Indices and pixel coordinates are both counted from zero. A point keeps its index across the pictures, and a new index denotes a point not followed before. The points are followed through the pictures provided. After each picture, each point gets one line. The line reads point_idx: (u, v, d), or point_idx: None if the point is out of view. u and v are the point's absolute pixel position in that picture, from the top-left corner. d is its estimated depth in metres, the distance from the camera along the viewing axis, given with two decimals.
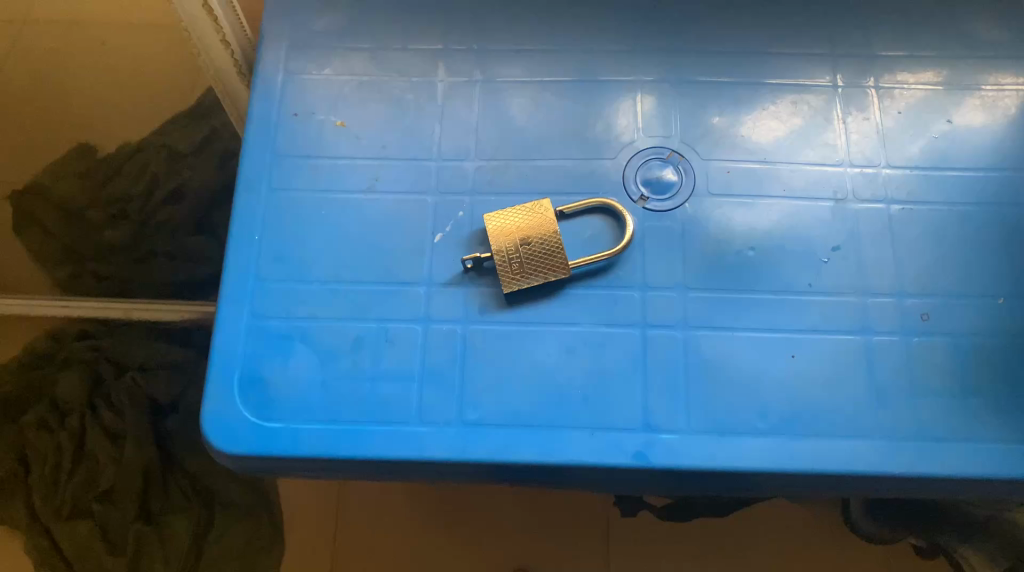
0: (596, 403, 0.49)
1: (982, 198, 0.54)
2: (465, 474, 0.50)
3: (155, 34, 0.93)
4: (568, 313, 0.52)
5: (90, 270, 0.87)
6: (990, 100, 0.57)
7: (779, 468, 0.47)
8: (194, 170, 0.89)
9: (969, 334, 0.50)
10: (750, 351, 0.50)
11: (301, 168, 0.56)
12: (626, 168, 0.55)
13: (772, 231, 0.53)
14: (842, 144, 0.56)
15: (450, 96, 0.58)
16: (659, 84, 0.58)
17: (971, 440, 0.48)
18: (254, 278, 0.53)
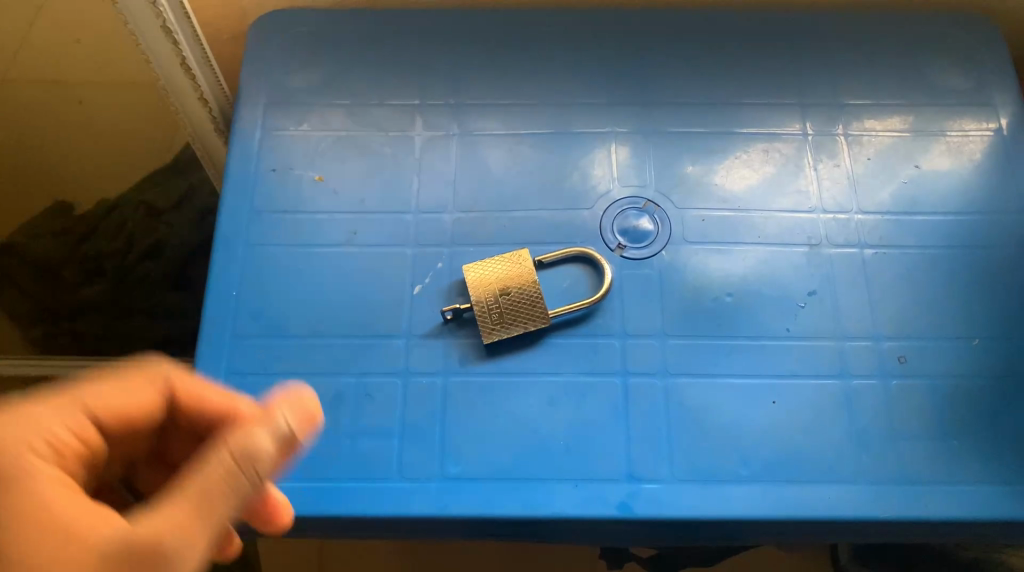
0: (578, 455, 0.49)
1: (952, 240, 0.55)
2: (446, 531, 0.49)
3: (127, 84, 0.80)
4: (548, 363, 0.51)
5: (66, 329, 0.89)
6: (956, 146, 0.58)
7: (764, 515, 0.47)
8: (173, 228, 0.90)
9: (946, 376, 0.51)
10: (731, 398, 0.50)
11: (278, 223, 0.56)
12: (603, 218, 0.56)
13: (748, 277, 0.54)
14: (814, 191, 0.57)
15: (427, 150, 0.59)
16: (632, 135, 0.59)
17: (954, 482, 0.48)
18: (231, 335, 0.53)
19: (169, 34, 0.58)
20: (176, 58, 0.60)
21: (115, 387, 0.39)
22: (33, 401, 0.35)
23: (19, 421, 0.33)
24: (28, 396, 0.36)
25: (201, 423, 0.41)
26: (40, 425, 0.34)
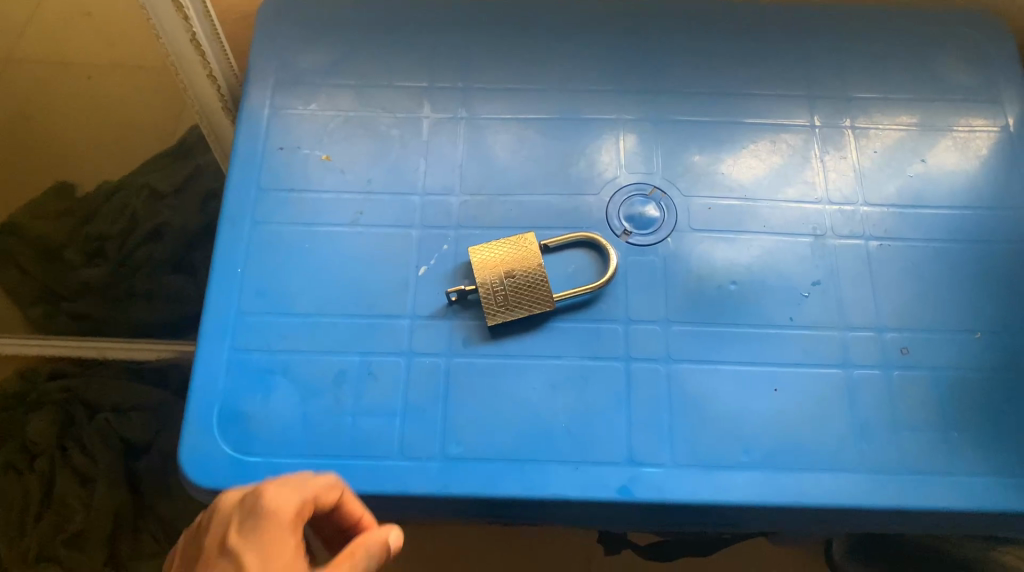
0: (580, 438, 0.49)
1: (957, 234, 0.55)
2: (447, 510, 0.49)
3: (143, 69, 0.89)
4: (552, 346, 0.52)
5: (65, 310, 0.87)
6: (962, 141, 0.59)
7: (764, 501, 0.47)
8: (175, 211, 0.89)
9: (948, 368, 0.51)
10: (733, 385, 0.50)
11: (285, 202, 0.56)
12: (609, 204, 0.56)
13: (753, 267, 0.54)
14: (820, 182, 0.57)
15: (434, 132, 0.59)
16: (639, 122, 0.59)
17: (954, 473, 0.48)
18: (235, 312, 0.53)
19: (180, 10, 0.58)
20: (186, 34, 0.60)
21: (300, 486, 0.37)
22: (276, 528, 0.35)
23: (265, 550, 0.35)
24: (267, 522, 0.35)
25: (346, 522, 0.41)
26: (276, 554, 0.35)
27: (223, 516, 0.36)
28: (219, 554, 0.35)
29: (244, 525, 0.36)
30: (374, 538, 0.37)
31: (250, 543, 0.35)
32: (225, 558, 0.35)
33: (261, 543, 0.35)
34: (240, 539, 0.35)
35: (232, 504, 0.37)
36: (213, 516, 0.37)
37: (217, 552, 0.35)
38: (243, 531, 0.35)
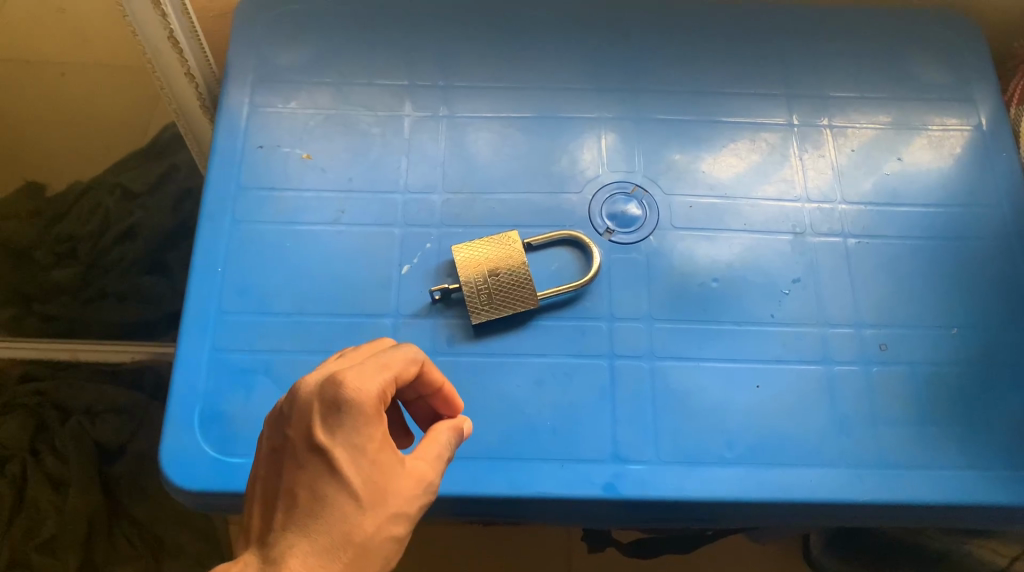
0: (565, 435, 0.49)
1: (932, 231, 0.56)
2: (432, 509, 0.49)
3: (122, 70, 0.87)
4: (536, 344, 0.52)
5: (35, 312, 0.85)
6: (937, 140, 0.60)
7: (748, 497, 0.47)
8: (146, 212, 0.87)
9: (925, 363, 0.52)
10: (716, 381, 0.51)
11: (265, 200, 0.56)
12: (591, 203, 0.56)
13: (734, 264, 0.54)
14: (799, 180, 0.58)
15: (416, 130, 0.59)
16: (620, 121, 0.59)
17: (931, 466, 0.49)
18: (216, 311, 0.52)
19: (157, 6, 0.57)
20: (162, 31, 0.59)
21: (378, 370, 0.38)
22: (366, 421, 0.37)
23: (357, 443, 0.37)
24: (360, 417, 0.37)
25: (427, 390, 0.43)
26: (368, 446, 0.37)
27: (306, 406, 0.38)
28: (312, 448, 0.37)
29: (332, 417, 0.37)
30: (449, 427, 0.41)
31: (341, 438, 0.37)
32: (319, 453, 0.37)
33: (354, 436, 0.37)
34: (332, 433, 0.37)
35: (312, 394, 0.38)
36: (295, 406, 0.38)
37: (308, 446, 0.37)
38: (333, 427, 0.37)
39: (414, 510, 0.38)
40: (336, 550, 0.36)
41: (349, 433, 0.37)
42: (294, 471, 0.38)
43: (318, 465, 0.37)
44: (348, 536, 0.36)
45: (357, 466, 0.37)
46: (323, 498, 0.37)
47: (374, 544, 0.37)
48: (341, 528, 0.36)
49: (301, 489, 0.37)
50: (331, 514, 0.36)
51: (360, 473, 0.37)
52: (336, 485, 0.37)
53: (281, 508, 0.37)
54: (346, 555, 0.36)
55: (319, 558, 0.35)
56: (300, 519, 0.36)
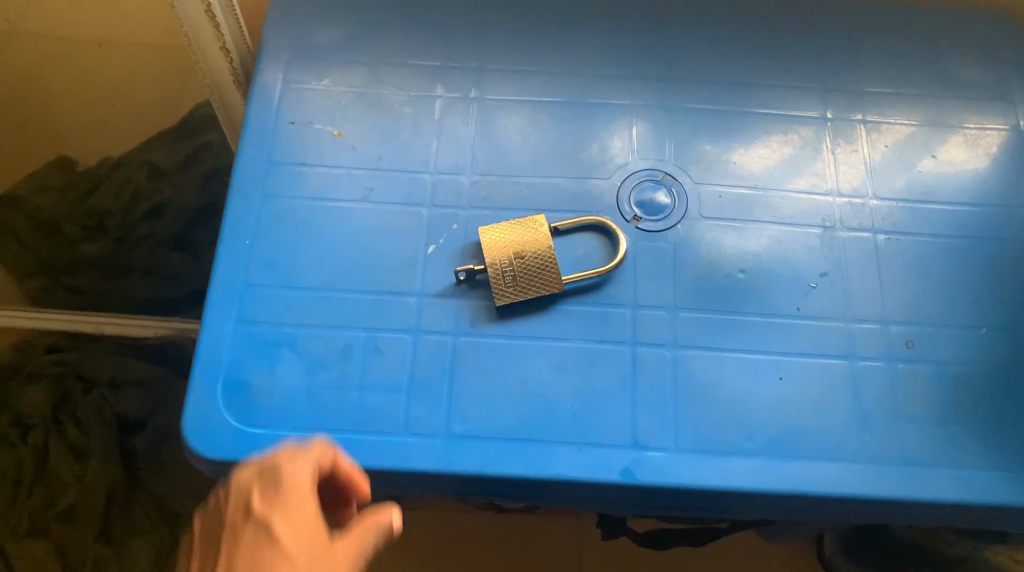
0: (585, 420, 0.49)
1: (964, 230, 0.55)
2: (449, 487, 0.49)
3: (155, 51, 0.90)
4: (560, 329, 0.52)
5: (63, 284, 0.86)
6: (973, 139, 0.59)
7: (765, 489, 0.47)
8: (175, 187, 0.88)
9: (952, 362, 0.51)
10: (739, 372, 0.51)
11: (296, 175, 0.56)
12: (620, 189, 0.56)
13: (761, 256, 0.54)
14: (831, 174, 0.57)
15: (447, 112, 0.59)
16: (651, 109, 0.59)
17: (954, 466, 0.48)
18: (243, 283, 0.53)
19: None
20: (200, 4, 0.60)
21: (310, 454, 0.39)
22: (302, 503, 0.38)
23: (286, 529, 0.37)
24: (295, 498, 0.38)
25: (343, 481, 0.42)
26: (301, 521, 0.37)
27: (246, 485, 0.38)
28: (248, 520, 0.37)
29: (272, 491, 0.38)
30: (380, 516, 0.40)
31: (280, 513, 0.37)
32: (256, 527, 0.37)
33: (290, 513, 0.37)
34: (270, 508, 0.37)
35: (250, 475, 0.39)
36: (237, 482, 0.39)
37: (243, 518, 0.38)
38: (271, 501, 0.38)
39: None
40: None
41: (284, 518, 0.37)
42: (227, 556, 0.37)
43: (253, 545, 0.37)
44: None
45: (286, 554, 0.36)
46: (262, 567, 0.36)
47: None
48: None
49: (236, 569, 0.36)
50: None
51: (295, 547, 0.37)
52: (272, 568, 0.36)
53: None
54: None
55: None
56: None
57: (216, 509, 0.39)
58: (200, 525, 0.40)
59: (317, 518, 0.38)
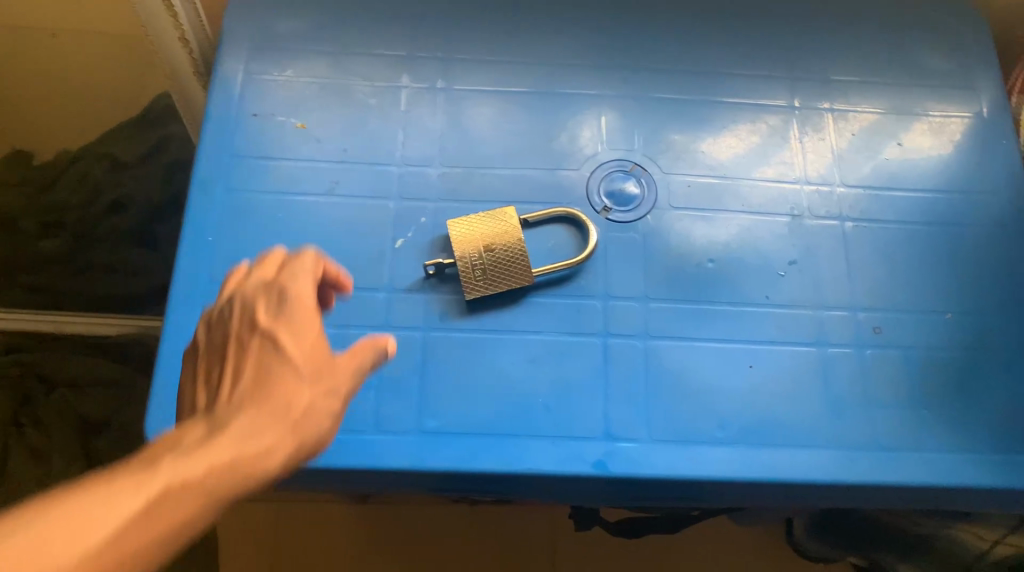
0: (558, 412, 0.49)
1: (929, 216, 0.56)
2: (423, 484, 0.49)
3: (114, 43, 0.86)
4: (531, 321, 0.51)
5: (20, 282, 0.83)
6: (937, 126, 0.59)
7: (739, 477, 0.47)
8: (137, 181, 0.86)
9: (919, 347, 0.52)
10: (710, 361, 0.51)
11: (260, 169, 0.55)
12: (589, 180, 0.56)
13: (730, 245, 0.54)
14: (799, 162, 0.57)
15: (413, 102, 0.58)
16: (620, 99, 0.59)
17: (923, 449, 0.49)
18: (207, 281, 0.52)
19: None
20: None
21: (307, 272, 0.40)
22: (304, 313, 0.38)
23: (293, 331, 0.38)
24: (297, 310, 0.38)
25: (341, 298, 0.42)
26: (302, 329, 0.38)
27: (251, 298, 0.39)
28: (251, 332, 0.38)
29: (276, 300, 0.39)
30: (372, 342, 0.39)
31: (283, 323, 0.38)
32: (259, 336, 0.38)
33: (292, 325, 0.38)
34: (274, 320, 0.38)
35: (252, 293, 0.39)
36: (241, 297, 0.39)
37: (247, 333, 0.38)
38: (275, 314, 0.38)
39: (331, 425, 0.37)
40: (277, 418, 0.35)
41: (290, 323, 0.38)
42: (235, 362, 0.38)
43: (260, 349, 0.37)
44: (288, 406, 0.36)
45: (293, 353, 0.37)
46: (265, 377, 0.36)
47: (270, 460, 0.34)
48: (282, 400, 0.36)
49: (244, 371, 0.37)
50: (269, 392, 0.36)
51: (301, 353, 0.37)
52: (279, 370, 0.37)
53: (223, 391, 0.37)
54: (272, 438, 0.34)
55: (263, 421, 0.35)
56: (247, 394, 0.36)
57: (221, 327, 0.40)
58: (204, 344, 0.40)
59: (321, 324, 0.39)
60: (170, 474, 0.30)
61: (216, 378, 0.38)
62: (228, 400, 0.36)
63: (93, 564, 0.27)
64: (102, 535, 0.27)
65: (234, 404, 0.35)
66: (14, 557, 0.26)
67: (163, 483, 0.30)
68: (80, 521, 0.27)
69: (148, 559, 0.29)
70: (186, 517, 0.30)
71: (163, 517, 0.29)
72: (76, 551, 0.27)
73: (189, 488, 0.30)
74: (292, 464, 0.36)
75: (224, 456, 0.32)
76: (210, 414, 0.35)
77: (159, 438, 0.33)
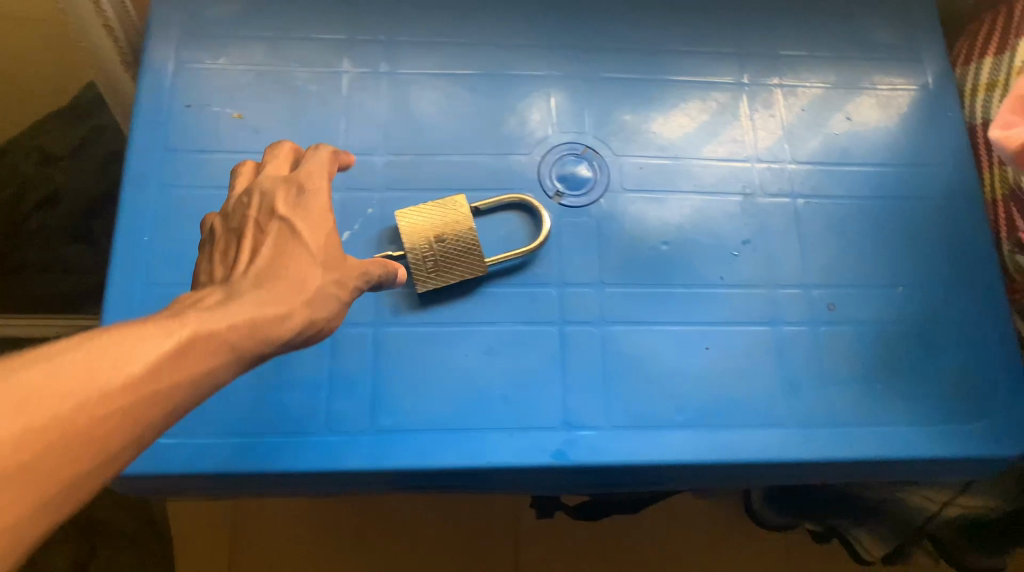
0: (516, 403, 0.48)
1: (878, 190, 0.56)
2: (380, 483, 0.48)
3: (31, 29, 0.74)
4: (486, 312, 0.50)
5: None
6: (885, 99, 0.59)
7: (699, 460, 0.47)
8: (72, 175, 0.81)
9: (872, 322, 0.52)
10: (667, 345, 0.50)
11: (195, 163, 0.53)
12: (540, 164, 0.55)
13: (684, 226, 0.54)
14: (750, 140, 0.57)
15: (355, 88, 0.56)
16: (569, 80, 0.57)
17: (878, 423, 0.49)
18: (143, 282, 0.49)
19: None
20: None
21: (325, 170, 0.41)
22: (322, 203, 0.39)
23: (311, 220, 0.38)
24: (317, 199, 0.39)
25: None
26: (322, 217, 0.38)
27: (269, 191, 0.39)
28: (271, 215, 0.38)
29: (296, 193, 0.39)
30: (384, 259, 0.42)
31: (302, 211, 0.38)
32: (279, 218, 0.38)
33: (311, 212, 0.38)
34: (293, 207, 0.38)
35: (272, 184, 0.40)
36: (259, 189, 0.40)
37: (267, 216, 0.38)
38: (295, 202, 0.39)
39: (338, 312, 0.37)
40: (294, 288, 0.35)
41: (309, 211, 0.38)
42: (253, 241, 0.37)
43: (278, 234, 0.37)
44: (305, 280, 0.35)
45: (310, 238, 0.37)
46: (283, 254, 0.36)
47: (286, 327, 0.33)
48: (298, 275, 0.35)
49: (262, 248, 0.36)
50: (285, 267, 0.35)
51: (320, 236, 0.37)
52: (296, 250, 0.36)
53: (238, 267, 0.36)
54: (289, 306, 0.34)
55: (281, 290, 0.34)
56: (264, 267, 0.35)
57: (239, 214, 0.40)
58: (220, 230, 0.40)
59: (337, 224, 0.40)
60: (197, 325, 0.28)
61: (233, 256, 0.37)
62: (244, 272, 0.35)
63: (136, 391, 0.25)
64: (142, 363, 0.25)
65: (251, 276, 0.35)
66: (57, 372, 0.23)
67: (195, 327, 0.28)
68: (118, 347, 0.25)
69: (182, 396, 0.27)
70: (211, 367, 0.28)
71: (194, 359, 0.28)
72: (120, 375, 0.25)
73: (218, 337, 0.29)
74: (302, 342, 0.35)
75: (247, 315, 0.31)
76: (224, 284, 0.34)
77: (175, 301, 0.31)
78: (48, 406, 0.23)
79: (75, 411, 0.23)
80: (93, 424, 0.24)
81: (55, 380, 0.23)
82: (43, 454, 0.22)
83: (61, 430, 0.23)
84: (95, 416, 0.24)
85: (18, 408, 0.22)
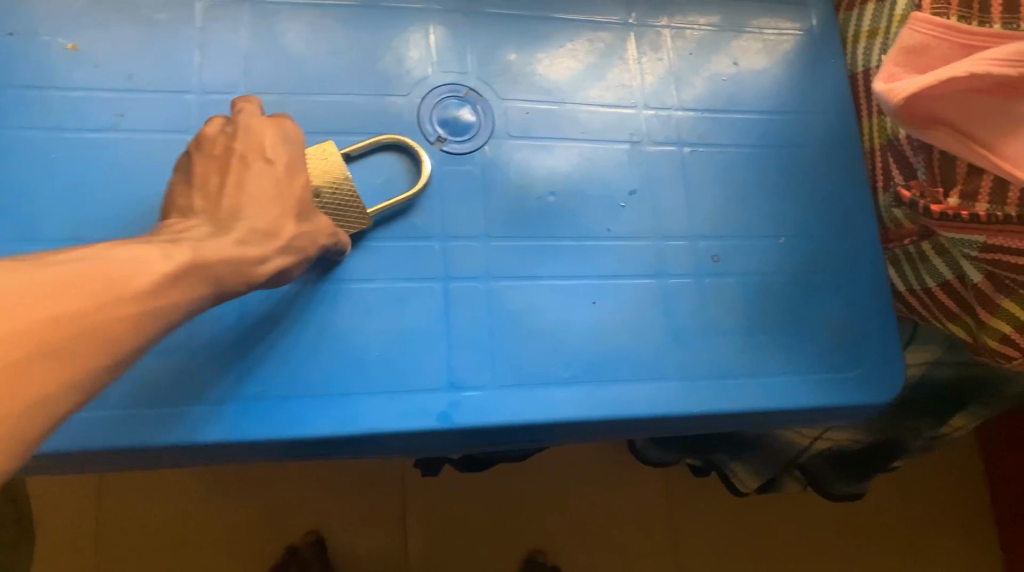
0: (395, 364, 0.45)
1: (765, 138, 0.56)
2: (250, 453, 0.44)
3: None
4: (362, 268, 0.47)
5: None
6: (772, 44, 0.58)
7: (587, 417, 0.46)
8: None
9: (754, 272, 0.52)
10: (554, 300, 0.49)
11: (23, 101, 0.46)
12: (420, 106, 0.51)
13: (570, 177, 0.52)
14: (638, 86, 0.55)
15: (211, 16, 0.49)
16: (450, 14, 0.53)
17: (760, 373, 0.50)
18: None
19: None
20: None
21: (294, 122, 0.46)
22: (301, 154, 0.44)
23: (295, 169, 0.43)
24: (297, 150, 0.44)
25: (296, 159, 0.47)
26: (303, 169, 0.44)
27: (258, 129, 0.43)
28: (262, 155, 0.42)
29: (284, 138, 0.44)
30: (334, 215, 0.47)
31: (287, 158, 0.43)
32: (269, 161, 0.42)
33: (294, 160, 0.44)
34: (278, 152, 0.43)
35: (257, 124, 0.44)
36: (245, 124, 0.43)
37: (256, 154, 0.42)
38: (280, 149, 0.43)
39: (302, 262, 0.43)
40: (267, 233, 0.40)
41: (294, 158, 0.44)
42: (239, 176, 0.41)
43: (262, 176, 0.42)
44: (277, 226, 0.41)
45: (293, 182, 0.43)
46: (262, 199, 0.41)
47: (262, 270, 0.39)
48: (271, 220, 0.41)
49: (242, 192, 0.41)
50: (260, 212, 0.41)
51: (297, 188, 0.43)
52: (274, 196, 0.42)
53: (223, 201, 0.40)
54: (264, 248, 0.39)
55: (253, 235, 0.39)
56: (240, 210, 0.40)
57: (217, 143, 0.43)
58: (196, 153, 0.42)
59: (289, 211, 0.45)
60: (194, 255, 0.35)
61: (213, 184, 0.41)
62: (226, 208, 0.40)
63: (135, 301, 0.31)
64: (147, 280, 0.31)
65: (233, 211, 0.40)
66: (76, 278, 0.29)
67: (190, 256, 0.34)
68: (125, 268, 0.31)
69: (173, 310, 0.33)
70: (195, 296, 0.35)
71: (188, 283, 0.34)
72: (130, 289, 0.31)
73: (201, 268, 0.35)
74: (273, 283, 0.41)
75: (233, 253, 0.37)
76: (212, 220, 0.39)
77: (163, 229, 0.37)
78: (71, 302, 0.28)
79: (93, 309, 0.29)
80: (106, 321, 0.29)
81: (73, 284, 0.29)
82: (66, 339, 0.27)
83: (79, 321, 0.28)
84: (106, 314, 0.29)
85: (46, 298, 0.27)
